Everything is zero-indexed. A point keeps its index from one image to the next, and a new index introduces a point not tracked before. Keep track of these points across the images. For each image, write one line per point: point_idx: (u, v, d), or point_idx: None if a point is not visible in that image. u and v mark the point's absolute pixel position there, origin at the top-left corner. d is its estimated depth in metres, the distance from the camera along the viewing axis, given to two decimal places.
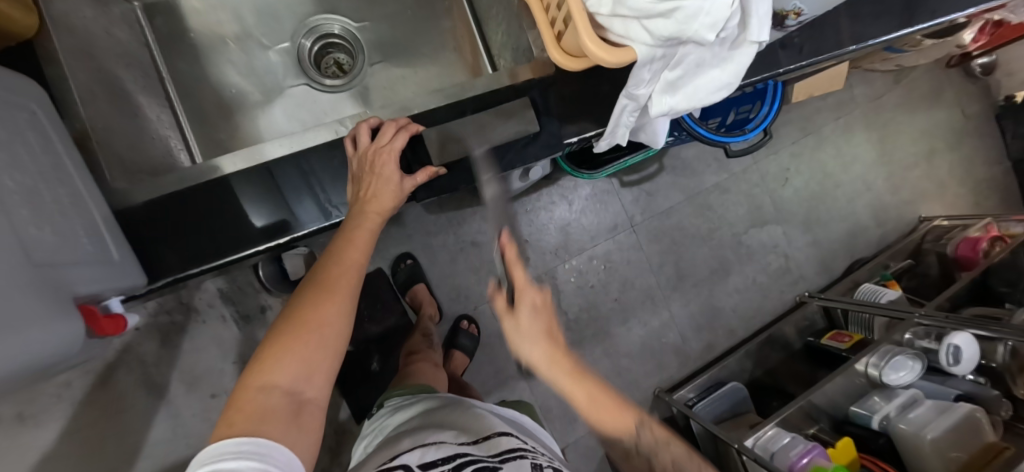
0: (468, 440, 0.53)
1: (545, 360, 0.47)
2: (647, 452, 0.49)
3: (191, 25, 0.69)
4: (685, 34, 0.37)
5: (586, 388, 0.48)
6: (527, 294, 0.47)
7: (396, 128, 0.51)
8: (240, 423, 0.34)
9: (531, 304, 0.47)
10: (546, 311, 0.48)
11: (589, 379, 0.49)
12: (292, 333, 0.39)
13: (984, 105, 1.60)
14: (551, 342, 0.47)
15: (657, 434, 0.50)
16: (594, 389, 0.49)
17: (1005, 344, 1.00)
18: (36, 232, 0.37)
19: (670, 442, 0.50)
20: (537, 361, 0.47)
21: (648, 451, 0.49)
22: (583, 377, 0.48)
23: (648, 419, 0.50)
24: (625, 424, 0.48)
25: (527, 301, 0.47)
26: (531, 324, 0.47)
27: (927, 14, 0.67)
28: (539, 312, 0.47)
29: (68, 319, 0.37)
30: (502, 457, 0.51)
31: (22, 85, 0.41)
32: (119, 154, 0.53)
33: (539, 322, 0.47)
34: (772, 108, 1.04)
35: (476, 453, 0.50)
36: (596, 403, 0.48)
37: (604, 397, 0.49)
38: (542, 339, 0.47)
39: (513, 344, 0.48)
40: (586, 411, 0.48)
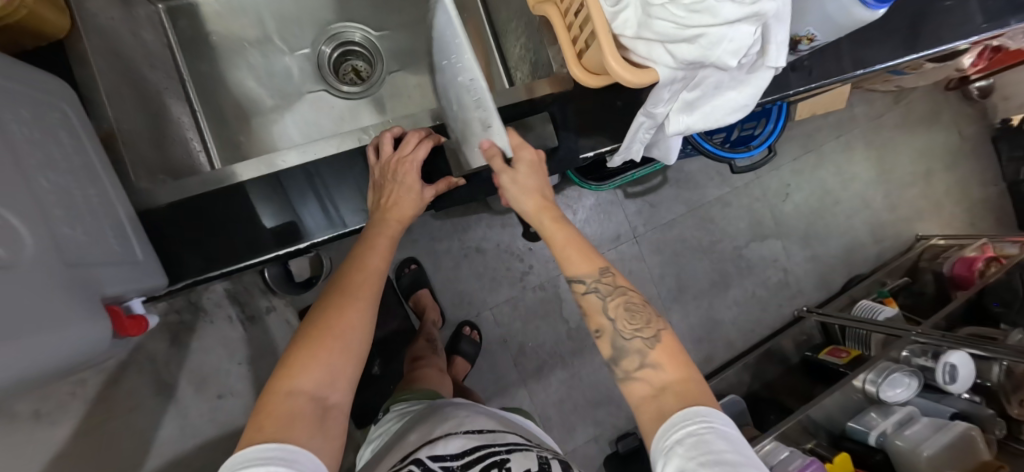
0: (471, 428, 0.55)
1: (534, 212, 0.56)
2: (603, 294, 0.54)
3: (212, 27, 0.70)
4: (708, 59, 0.39)
5: (564, 234, 0.55)
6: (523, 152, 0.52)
7: (419, 137, 0.52)
8: (268, 427, 0.35)
9: (528, 162, 0.52)
10: (539, 169, 0.54)
11: (570, 229, 0.56)
12: (317, 338, 0.40)
13: (980, 128, 1.63)
14: (541, 199, 0.55)
15: (617, 280, 0.55)
16: (568, 236, 0.55)
17: (1001, 364, 1.01)
18: (68, 232, 0.37)
19: (631, 292, 0.55)
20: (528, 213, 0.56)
21: (603, 292, 0.54)
22: (564, 227, 0.56)
23: (616, 270, 0.55)
24: (593, 268, 0.54)
25: (526, 160, 0.52)
26: (523, 183, 0.53)
27: (932, 40, 0.68)
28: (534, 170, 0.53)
29: (94, 320, 0.37)
30: (509, 446, 0.53)
31: (54, 86, 0.42)
32: (143, 155, 0.53)
33: (532, 179, 0.54)
34: (777, 126, 1.05)
35: (486, 443, 0.52)
36: (574, 251, 0.55)
37: (581, 247, 0.55)
38: (535, 194, 0.55)
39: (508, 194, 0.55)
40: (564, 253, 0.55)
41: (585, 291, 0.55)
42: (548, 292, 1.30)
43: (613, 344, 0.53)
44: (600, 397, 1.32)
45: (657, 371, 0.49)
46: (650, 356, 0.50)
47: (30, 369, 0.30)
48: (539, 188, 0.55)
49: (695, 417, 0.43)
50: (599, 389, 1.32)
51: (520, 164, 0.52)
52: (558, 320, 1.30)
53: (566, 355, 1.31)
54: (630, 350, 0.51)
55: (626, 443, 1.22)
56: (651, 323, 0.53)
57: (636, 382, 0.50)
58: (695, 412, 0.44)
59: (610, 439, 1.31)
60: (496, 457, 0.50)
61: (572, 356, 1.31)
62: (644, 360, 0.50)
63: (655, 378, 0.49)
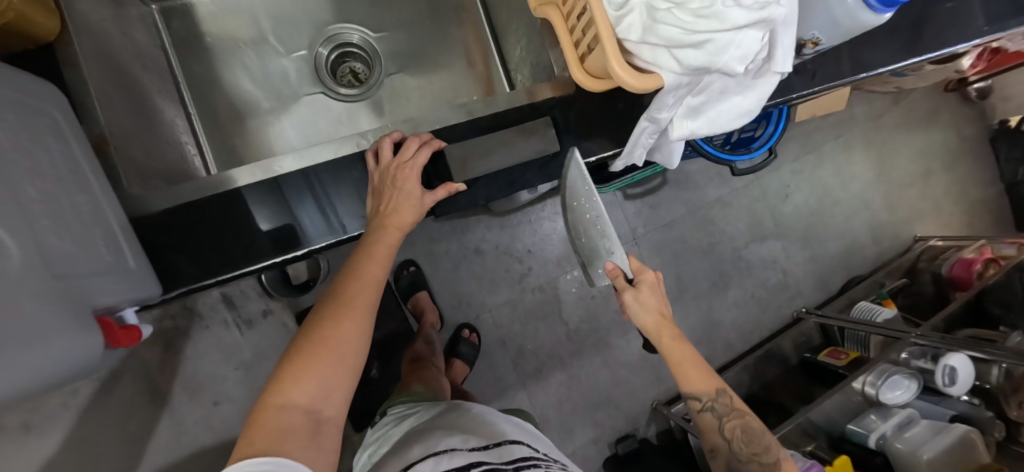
0: (477, 445, 0.53)
1: (653, 328, 0.61)
2: (719, 414, 0.64)
3: (207, 29, 0.69)
4: (715, 65, 0.38)
5: (683, 354, 0.61)
6: (645, 274, 0.61)
7: (419, 143, 0.51)
8: (259, 443, 0.34)
9: (648, 282, 0.60)
10: (658, 290, 0.61)
11: (687, 347, 0.62)
12: (312, 351, 0.39)
13: (978, 128, 1.63)
14: (661, 318, 0.61)
15: (734, 405, 0.64)
16: (690, 359, 0.62)
17: (1000, 366, 1.01)
18: (56, 242, 0.36)
19: (746, 415, 0.65)
20: (647, 329, 0.61)
21: (720, 414, 0.64)
22: (683, 345, 0.61)
23: (733, 394, 0.64)
24: (710, 390, 0.63)
25: (648, 281, 0.61)
26: (648, 303, 0.60)
27: (935, 42, 0.68)
28: (656, 294, 0.60)
29: (81, 334, 0.35)
30: (517, 464, 0.51)
31: (41, 90, 0.41)
32: (135, 159, 0.52)
33: (652, 297, 0.60)
34: (778, 127, 1.06)
35: (490, 460, 0.50)
36: (689, 367, 0.62)
37: (696, 365, 0.62)
38: (655, 313, 0.61)
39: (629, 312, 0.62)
40: (682, 371, 0.62)
41: (700, 408, 0.65)
42: (547, 294, 1.29)
43: (728, 463, 0.65)
44: (600, 398, 1.31)
45: None
46: None
47: (12, 388, 0.29)
48: (661, 309, 0.62)
49: None
50: (599, 391, 1.31)
51: (642, 284, 0.60)
52: (557, 322, 1.30)
53: (565, 357, 1.30)
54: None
55: (626, 444, 1.25)
56: (767, 447, 0.63)
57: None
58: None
59: (610, 440, 1.31)
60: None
61: (571, 358, 1.30)
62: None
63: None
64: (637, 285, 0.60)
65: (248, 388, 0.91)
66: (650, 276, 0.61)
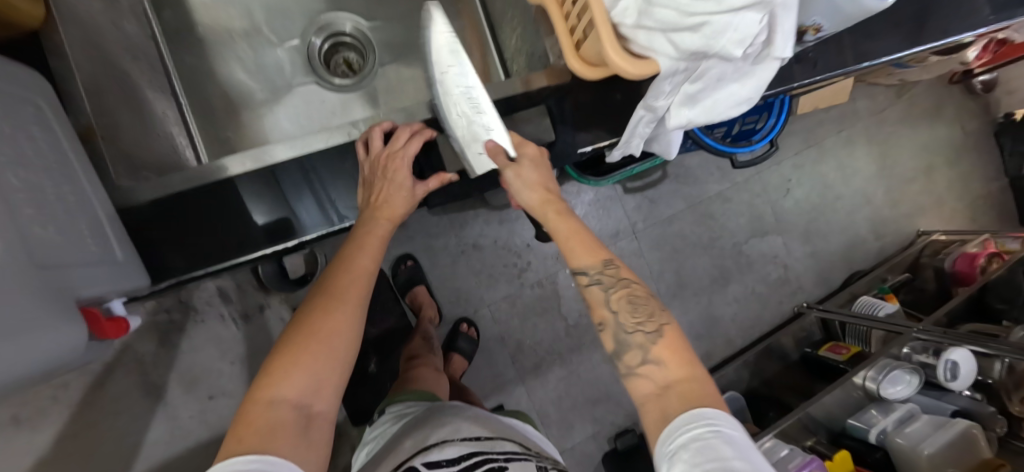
0: (469, 436, 0.53)
1: (539, 205, 0.54)
2: (605, 287, 0.51)
3: (199, 19, 0.67)
4: (712, 48, 0.37)
5: (569, 228, 0.53)
6: (527, 149, 0.52)
7: (410, 133, 0.50)
8: (249, 438, 0.34)
9: (531, 157, 0.52)
10: (544, 165, 0.54)
11: (572, 220, 0.54)
12: (301, 343, 0.38)
13: (982, 122, 1.61)
14: (546, 192, 0.54)
15: (624, 275, 0.52)
16: (576, 231, 0.53)
17: (1003, 361, 1.00)
18: (39, 232, 0.35)
19: (635, 285, 0.52)
20: (532, 206, 0.54)
21: (607, 287, 0.51)
22: (569, 220, 0.54)
23: (622, 263, 0.52)
24: (596, 261, 0.51)
25: (530, 155, 0.52)
26: (531, 179, 0.52)
27: (938, 32, 0.66)
28: (537, 166, 0.52)
29: (62, 327, 0.34)
30: (508, 456, 0.52)
31: (26, 78, 0.40)
32: (125, 150, 0.52)
33: (536, 173, 0.53)
34: (780, 119, 1.04)
35: (486, 452, 0.51)
36: (574, 241, 0.53)
37: (582, 237, 0.53)
38: (538, 188, 0.53)
39: (512, 190, 0.54)
40: (564, 244, 0.53)
41: (587, 284, 0.52)
42: (546, 289, 1.29)
43: (615, 337, 0.50)
44: (599, 394, 1.31)
45: (659, 368, 0.46)
46: (653, 351, 0.47)
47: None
48: (545, 186, 0.54)
49: (699, 420, 0.39)
50: (598, 386, 1.31)
51: (524, 159, 0.52)
52: (556, 318, 1.29)
53: (564, 353, 1.30)
54: (632, 345, 0.48)
55: (625, 439, 1.24)
56: (654, 317, 0.49)
57: (637, 380, 0.47)
58: (702, 415, 0.40)
59: (609, 436, 1.30)
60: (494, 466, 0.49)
61: (570, 354, 1.30)
62: (646, 356, 0.47)
63: (657, 376, 0.45)
64: (519, 161, 0.52)
65: (245, 383, 0.91)
66: (532, 151, 0.53)
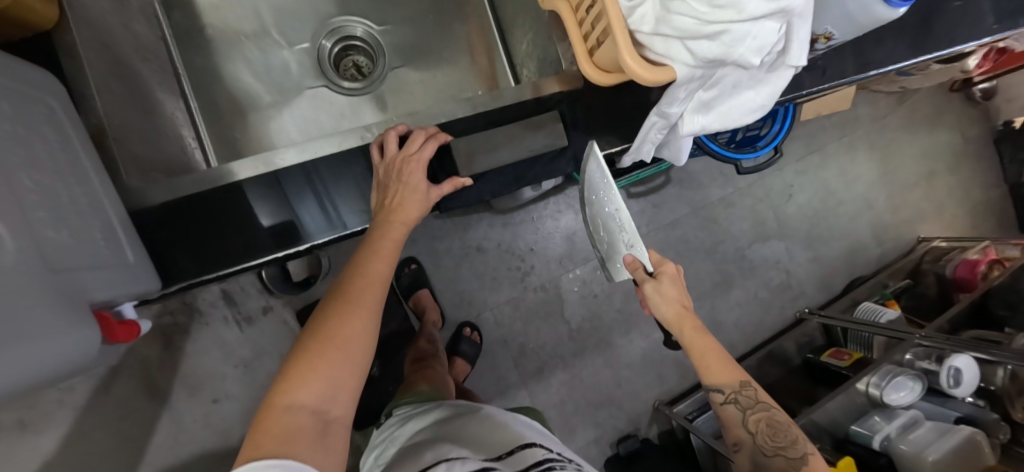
0: (490, 456, 0.51)
1: (674, 319, 0.63)
2: (742, 406, 0.63)
3: (208, 20, 0.67)
4: (730, 56, 0.37)
5: (702, 342, 0.63)
6: (666, 268, 0.64)
7: (425, 136, 0.50)
8: (267, 444, 0.34)
9: (670, 276, 0.63)
10: (679, 282, 0.64)
11: (708, 338, 0.63)
12: (318, 348, 0.38)
13: (982, 129, 1.62)
14: (682, 308, 0.63)
15: (759, 398, 0.63)
16: (710, 346, 0.63)
17: (1005, 367, 1.00)
18: (52, 234, 0.35)
19: (773, 410, 0.63)
20: (668, 319, 0.64)
21: (743, 406, 0.63)
22: (704, 335, 0.63)
23: (757, 386, 0.64)
24: (734, 381, 0.63)
25: (668, 273, 0.63)
26: (666, 294, 0.63)
27: (944, 40, 0.67)
28: (676, 286, 0.63)
29: (73, 332, 0.34)
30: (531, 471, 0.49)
31: (36, 78, 0.39)
32: (135, 151, 0.51)
33: (672, 289, 0.63)
34: (784, 126, 1.05)
35: (502, 467, 0.48)
36: (711, 358, 0.63)
37: (716, 354, 0.63)
38: (675, 303, 0.63)
39: (650, 303, 0.65)
40: (701, 361, 0.63)
41: (723, 400, 0.64)
42: (550, 293, 1.29)
43: (754, 456, 0.62)
44: (601, 398, 1.30)
45: None
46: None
47: (9, 383, 0.28)
48: (681, 302, 0.64)
49: None
50: (600, 391, 1.31)
51: (662, 276, 0.63)
52: (559, 322, 1.29)
53: (567, 357, 1.29)
54: (772, 465, 0.60)
55: (626, 444, 1.24)
56: (795, 442, 0.60)
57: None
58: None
59: (610, 441, 1.30)
60: None
61: (573, 357, 1.30)
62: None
63: None
64: (658, 277, 0.63)
65: (249, 387, 0.91)
66: (670, 269, 0.64)
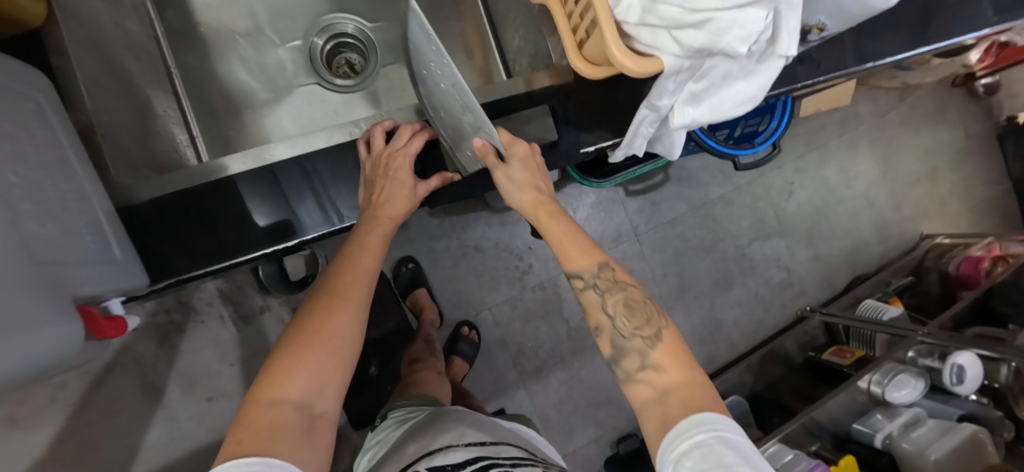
0: (475, 442, 0.52)
1: (530, 207, 0.52)
2: (603, 291, 0.50)
3: (201, 19, 0.67)
4: (717, 45, 0.36)
5: (565, 232, 0.51)
6: (517, 147, 0.49)
7: (412, 131, 0.50)
8: (250, 441, 0.33)
9: (521, 157, 0.49)
10: (534, 164, 0.51)
11: (566, 222, 0.52)
12: (302, 343, 0.38)
13: (985, 125, 1.61)
14: (537, 193, 0.51)
15: (621, 280, 0.51)
16: (568, 232, 0.51)
17: (1009, 365, 0.99)
18: (37, 229, 0.35)
19: (632, 288, 0.51)
20: (525, 207, 0.52)
21: (602, 290, 0.50)
22: (563, 221, 0.52)
23: (617, 265, 0.51)
24: (593, 264, 0.50)
25: (520, 154, 0.49)
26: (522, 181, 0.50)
27: (942, 33, 0.66)
28: (527, 166, 0.50)
29: (53, 327, 0.34)
30: (514, 462, 0.50)
31: (25, 74, 0.39)
32: (125, 149, 0.51)
33: (527, 174, 0.50)
34: (782, 121, 1.04)
35: (492, 458, 0.49)
36: (569, 244, 0.51)
37: (576, 239, 0.51)
38: (530, 189, 0.51)
39: (502, 191, 0.52)
40: (559, 249, 0.51)
41: (583, 288, 0.50)
42: (548, 292, 1.28)
43: (612, 342, 0.49)
44: (601, 398, 1.30)
45: (659, 374, 0.46)
46: (652, 356, 0.47)
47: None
48: (538, 187, 0.52)
49: (701, 424, 0.40)
50: (600, 390, 1.30)
51: (513, 159, 0.49)
52: (558, 321, 1.28)
53: (566, 356, 1.29)
54: (630, 350, 0.47)
55: (626, 444, 1.23)
56: (652, 320, 0.49)
57: (636, 383, 0.47)
58: (704, 422, 0.40)
59: (610, 440, 1.29)
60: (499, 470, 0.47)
61: (572, 357, 1.29)
62: (644, 361, 0.47)
63: (657, 381, 0.45)
64: (508, 161, 0.49)
65: (246, 386, 0.91)
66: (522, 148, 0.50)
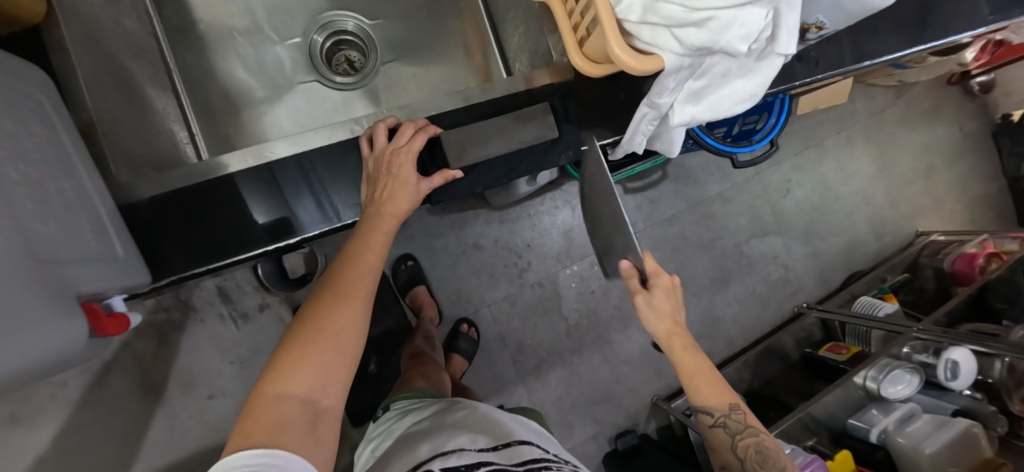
0: (487, 447, 0.52)
1: (665, 335, 0.62)
2: (730, 430, 0.64)
3: (200, 16, 0.67)
4: (718, 44, 0.36)
5: (704, 370, 0.62)
6: (661, 279, 0.59)
7: (415, 129, 0.50)
8: (256, 434, 0.34)
9: (663, 287, 0.59)
10: (673, 294, 0.61)
11: (703, 360, 0.62)
12: (309, 339, 0.38)
13: (980, 122, 1.62)
14: (672, 324, 0.61)
15: (748, 422, 0.64)
16: (707, 372, 0.63)
17: (1003, 360, 1.01)
18: (39, 226, 0.35)
19: (761, 435, 0.64)
20: (659, 334, 0.62)
21: (731, 430, 0.64)
22: (693, 353, 0.62)
23: (745, 409, 0.65)
24: (723, 404, 0.63)
25: (662, 284, 0.59)
26: (661, 308, 0.61)
27: (939, 31, 0.67)
28: (668, 294, 0.60)
29: (58, 324, 0.34)
30: (527, 466, 0.49)
31: (25, 72, 0.39)
32: (127, 148, 0.51)
33: (666, 302, 0.60)
34: (779, 120, 1.05)
35: (500, 463, 0.48)
36: (703, 382, 0.63)
37: (710, 379, 0.63)
38: (666, 319, 0.61)
39: (642, 317, 0.62)
40: (694, 382, 0.63)
41: (712, 423, 0.65)
42: (547, 289, 1.29)
43: None
44: (600, 394, 1.30)
45: None
46: None
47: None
48: (675, 315, 0.62)
49: None
50: (599, 387, 1.31)
51: (656, 288, 0.59)
52: (557, 318, 1.29)
53: (565, 353, 1.29)
54: None
55: (625, 440, 1.25)
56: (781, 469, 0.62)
57: None
58: None
59: (609, 437, 1.30)
60: None
61: (571, 354, 1.30)
62: None
63: None
64: (650, 289, 0.60)
65: (248, 386, 0.92)
66: (665, 280, 0.59)
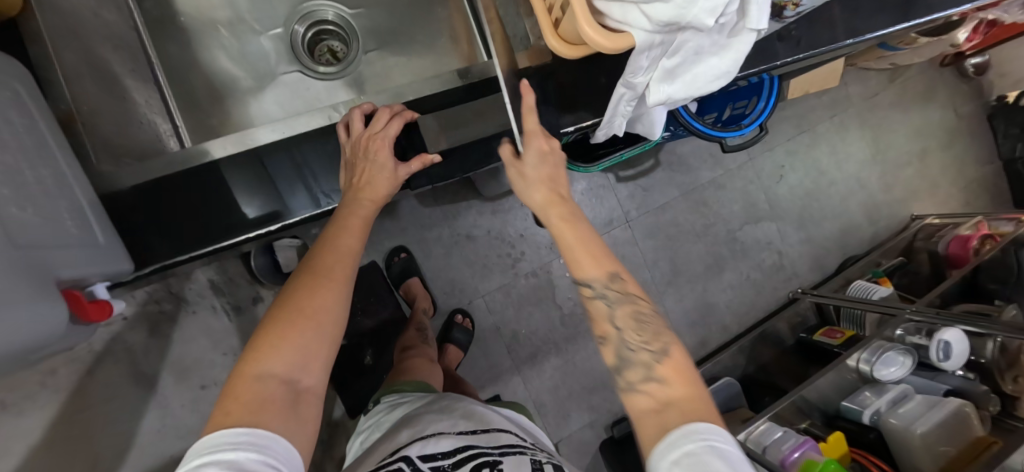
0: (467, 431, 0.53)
1: (543, 204, 0.52)
2: (611, 301, 0.51)
3: (181, 8, 0.66)
4: (685, 19, 0.37)
5: (579, 236, 0.52)
6: (534, 139, 0.48)
7: (391, 114, 0.50)
8: (236, 412, 0.34)
9: (538, 151, 0.49)
10: (553, 160, 0.51)
11: (582, 228, 0.52)
12: (288, 320, 0.39)
13: (975, 105, 1.61)
14: (554, 194, 0.52)
15: (628, 289, 0.52)
16: (586, 236, 0.52)
17: (995, 340, 1.01)
18: (17, 212, 0.36)
19: (641, 302, 0.52)
20: (535, 204, 0.52)
21: (612, 300, 0.51)
22: (576, 225, 0.52)
23: (629, 278, 0.52)
24: (603, 273, 0.51)
25: (536, 147, 0.49)
26: (538, 174, 0.51)
27: (923, 9, 0.66)
28: (544, 158, 0.49)
29: (40, 305, 0.35)
30: (503, 449, 0.51)
31: (4, 62, 0.40)
32: (108, 138, 0.52)
33: (542, 168, 0.50)
34: (768, 103, 1.03)
35: (480, 447, 0.50)
36: (581, 248, 0.51)
37: (594, 246, 0.52)
38: (543, 186, 0.51)
39: (515, 187, 0.53)
40: (570, 252, 0.52)
41: (593, 297, 0.52)
42: (541, 279, 1.29)
43: (618, 353, 0.50)
44: (595, 383, 1.31)
45: (663, 387, 0.46)
46: (656, 370, 0.47)
47: None
48: (557, 184, 0.52)
49: (693, 435, 0.39)
50: (594, 375, 1.31)
51: (530, 150, 0.49)
52: (551, 307, 1.30)
53: (560, 341, 1.30)
54: (635, 363, 0.49)
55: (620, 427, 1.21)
56: (660, 336, 0.50)
57: (637, 393, 0.47)
58: (692, 430, 0.39)
59: (605, 424, 1.31)
60: (487, 458, 0.48)
61: (566, 342, 1.30)
62: (649, 373, 0.47)
63: (653, 392, 0.46)
64: (523, 155, 0.49)
65: None
66: (542, 144, 0.49)
